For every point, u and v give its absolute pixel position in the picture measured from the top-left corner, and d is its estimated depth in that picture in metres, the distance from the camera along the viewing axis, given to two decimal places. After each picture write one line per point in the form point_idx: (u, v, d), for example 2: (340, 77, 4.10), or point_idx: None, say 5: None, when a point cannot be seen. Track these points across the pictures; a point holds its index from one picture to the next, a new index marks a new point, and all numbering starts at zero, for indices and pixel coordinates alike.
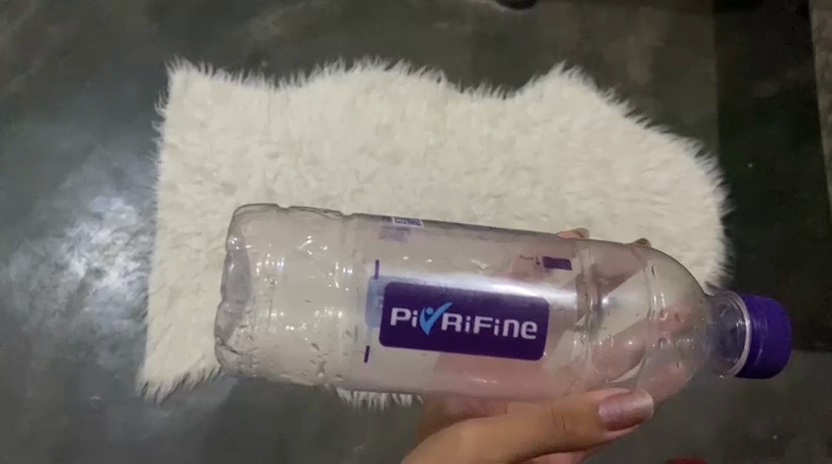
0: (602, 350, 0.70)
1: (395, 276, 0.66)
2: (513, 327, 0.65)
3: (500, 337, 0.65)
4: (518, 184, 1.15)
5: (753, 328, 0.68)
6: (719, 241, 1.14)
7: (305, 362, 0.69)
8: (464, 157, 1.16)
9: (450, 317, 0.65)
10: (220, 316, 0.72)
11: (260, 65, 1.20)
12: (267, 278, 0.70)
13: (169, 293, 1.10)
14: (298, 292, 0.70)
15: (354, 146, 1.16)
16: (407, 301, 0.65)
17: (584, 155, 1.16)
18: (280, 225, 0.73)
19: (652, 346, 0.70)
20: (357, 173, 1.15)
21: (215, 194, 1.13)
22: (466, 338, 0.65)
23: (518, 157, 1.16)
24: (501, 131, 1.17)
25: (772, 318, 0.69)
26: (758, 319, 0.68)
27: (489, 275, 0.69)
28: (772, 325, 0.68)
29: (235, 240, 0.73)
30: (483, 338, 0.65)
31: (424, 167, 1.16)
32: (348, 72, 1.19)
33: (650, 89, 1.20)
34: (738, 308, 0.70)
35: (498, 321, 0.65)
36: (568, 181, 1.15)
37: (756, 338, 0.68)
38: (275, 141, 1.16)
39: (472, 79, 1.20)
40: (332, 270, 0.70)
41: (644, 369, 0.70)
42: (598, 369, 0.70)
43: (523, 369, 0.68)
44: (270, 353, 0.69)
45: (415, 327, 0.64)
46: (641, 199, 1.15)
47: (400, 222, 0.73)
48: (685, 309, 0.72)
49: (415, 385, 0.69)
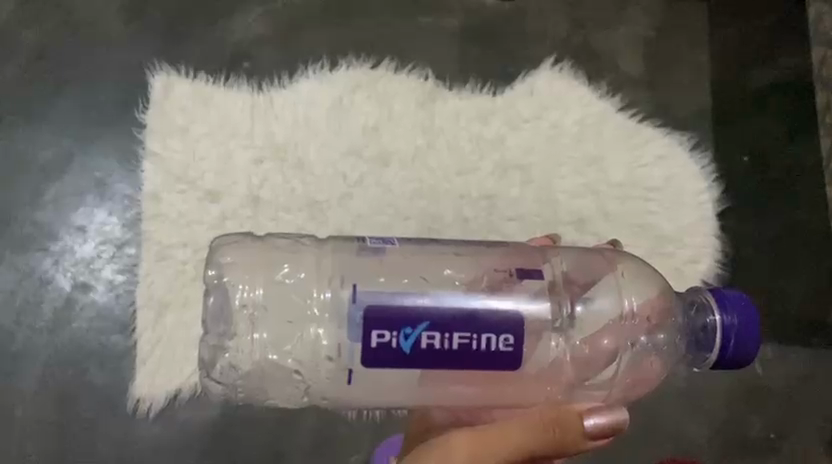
0: (579, 351, 0.68)
1: (372, 296, 0.64)
2: (491, 340, 0.63)
3: (480, 352, 0.63)
4: (509, 184, 1.13)
5: (724, 324, 0.66)
6: (712, 238, 1.12)
7: (289, 386, 0.68)
8: (453, 157, 1.14)
9: (427, 333, 0.63)
10: (203, 347, 0.69)
11: (242, 66, 1.17)
12: (247, 307, 0.68)
13: (157, 307, 1.09)
14: (280, 313, 0.68)
15: (341, 148, 1.14)
16: (385, 322, 0.63)
17: (576, 151, 1.14)
18: (256, 254, 0.71)
19: (627, 345, 0.68)
20: (344, 175, 1.13)
21: (199, 202, 1.11)
22: (445, 353, 0.63)
23: (508, 157, 1.14)
24: (491, 129, 1.15)
25: (742, 311, 0.67)
26: (727, 313, 0.66)
27: (467, 288, 0.67)
28: (743, 319, 0.66)
29: (213, 273, 0.70)
30: (462, 352, 0.63)
31: (412, 168, 1.14)
32: (332, 71, 1.17)
33: (642, 81, 1.18)
34: (707, 303, 0.68)
35: (474, 335, 0.63)
36: (559, 182, 1.13)
37: (728, 333, 0.66)
38: (259, 145, 1.14)
39: (460, 75, 1.17)
40: (306, 294, 0.68)
41: (620, 368, 0.68)
42: (577, 370, 0.68)
43: (506, 378, 0.66)
44: (256, 376, 0.68)
45: (395, 346, 0.63)
46: (634, 196, 1.13)
47: (376, 240, 0.69)
48: (655, 303, 0.69)
49: (400, 399, 0.67)
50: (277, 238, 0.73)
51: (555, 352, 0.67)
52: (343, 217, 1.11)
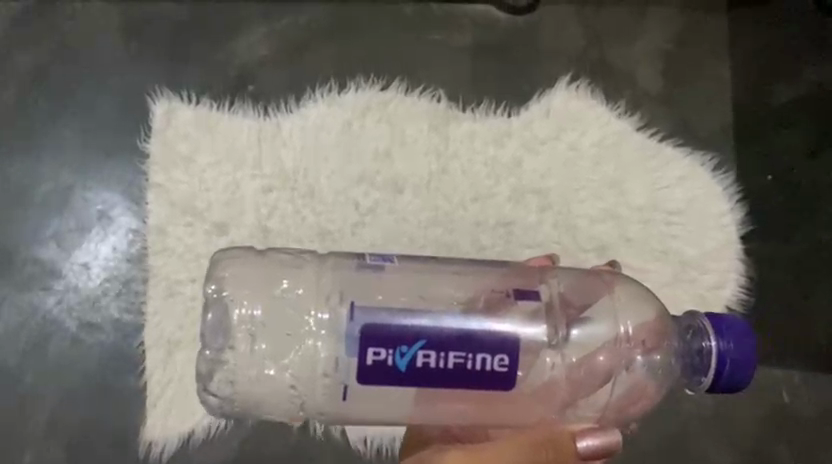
0: (575, 368, 0.68)
1: (370, 315, 0.65)
2: (486, 360, 0.64)
3: (475, 371, 0.64)
4: (527, 210, 1.10)
5: (719, 350, 0.66)
6: (738, 261, 1.09)
7: (283, 402, 0.69)
8: (468, 182, 1.11)
9: (423, 352, 0.64)
10: (201, 361, 0.70)
11: (247, 90, 1.13)
12: (243, 323, 0.69)
13: (167, 346, 1.05)
14: (277, 329, 0.68)
15: (351, 175, 1.10)
16: (382, 339, 0.64)
17: (596, 174, 1.11)
18: (255, 269, 0.72)
19: (623, 364, 0.68)
20: (357, 203, 1.09)
21: (206, 235, 1.07)
22: (440, 371, 0.64)
23: (526, 181, 1.11)
24: (507, 152, 1.11)
25: (738, 337, 0.66)
26: (722, 338, 0.66)
27: (462, 308, 0.67)
28: (739, 345, 0.65)
29: (212, 287, 0.72)
30: (455, 371, 0.64)
31: (427, 194, 1.10)
32: (341, 94, 1.12)
33: (662, 98, 1.14)
34: (702, 328, 0.68)
35: (468, 354, 0.64)
36: (579, 208, 1.10)
37: (723, 359, 0.65)
38: (268, 173, 1.10)
39: (473, 95, 1.14)
40: (303, 314, 0.68)
41: (617, 387, 0.68)
42: (573, 388, 0.68)
43: (499, 396, 0.66)
44: (252, 390, 0.68)
45: (391, 364, 0.64)
46: (656, 219, 1.10)
47: (375, 258, 0.71)
48: (651, 324, 0.69)
49: (395, 415, 0.68)
50: (281, 255, 0.74)
51: (549, 369, 0.67)
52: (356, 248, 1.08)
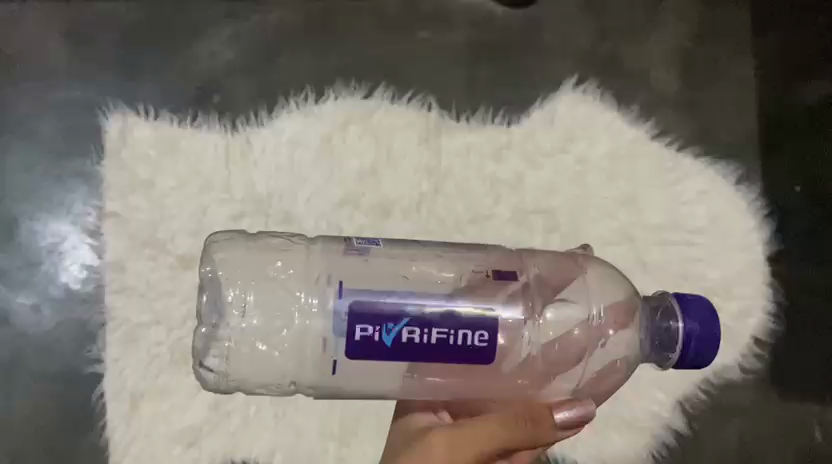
0: (551, 346, 0.67)
1: (358, 292, 0.64)
2: (467, 336, 0.62)
3: (458, 347, 0.62)
4: (533, 232, 0.98)
5: (690, 331, 0.66)
6: (765, 286, 1.00)
7: (278, 377, 0.68)
8: (465, 202, 0.99)
9: (407, 329, 0.62)
10: (198, 337, 0.71)
11: (212, 101, 1.00)
12: (235, 309, 0.68)
13: (130, 398, 0.94)
14: (271, 307, 0.68)
15: (334, 196, 0.98)
16: (371, 316, 0.62)
17: (607, 191, 1.00)
18: (246, 252, 0.71)
19: (597, 342, 0.67)
20: (340, 229, 0.96)
21: (171, 271, 0.95)
22: (428, 348, 0.62)
23: (529, 200, 0.99)
24: (507, 168, 1.00)
25: (706, 318, 0.66)
26: (690, 320, 0.66)
27: (448, 287, 0.66)
28: (706, 325, 0.66)
29: (208, 267, 0.71)
30: (441, 348, 0.62)
31: (419, 217, 0.98)
32: (318, 103, 1.00)
33: (677, 102, 1.05)
34: (671, 308, 0.68)
35: (453, 330, 0.62)
36: (590, 230, 0.99)
37: (693, 340, 0.65)
38: (239, 198, 0.97)
39: (468, 103, 1.02)
40: (292, 296, 0.67)
41: (590, 364, 0.67)
42: (549, 365, 0.67)
43: (484, 370, 0.65)
44: (244, 364, 0.68)
45: (378, 340, 0.62)
46: (676, 241, 1.00)
47: (362, 242, 0.69)
48: (619, 303, 0.69)
49: (383, 388, 0.67)
50: (274, 239, 0.73)
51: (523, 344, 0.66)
52: None
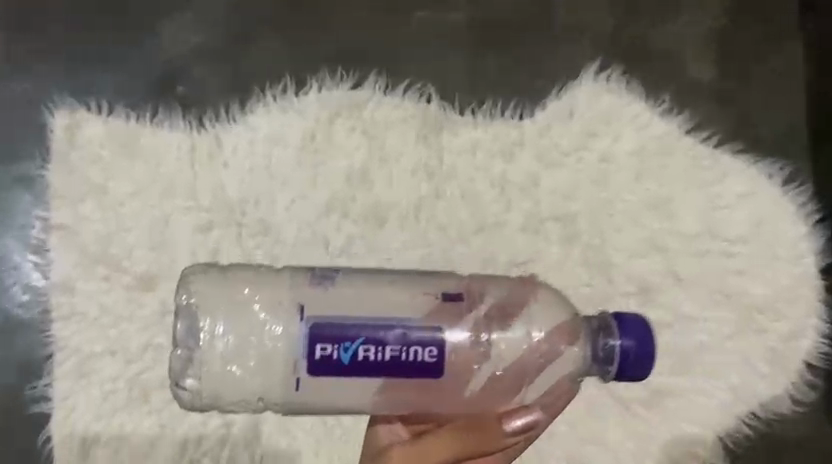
0: (499, 369, 0.62)
1: (320, 314, 0.60)
2: (419, 351, 0.59)
3: (411, 362, 0.59)
4: (549, 243, 0.85)
5: (623, 347, 0.61)
6: (819, 303, 0.87)
7: (251, 397, 0.63)
8: (469, 209, 0.85)
9: (363, 348, 0.58)
10: (171, 358, 0.64)
11: (174, 93, 0.86)
12: (206, 336, 0.62)
13: (82, 441, 0.81)
14: (241, 329, 0.62)
15: (318, 204, 0.85)
16: (328, 332, 0.59)
17: (635, 193, 0.87)
18: (223, 282, 0.65)
19: (547, 364, 0.62)
20: (326, 242, 0.84)
21: (128, 293, 0.83)
22: (381, 366, 0.59)
23: (545, 206, 0.86)
24: (519, 168, 0.86)
25: (640, 336, 0.61)
26: (624, 336, 0.61)
27: (397, 311, 0.61)
28: (639, 342, 0.61)
29: (183, 296, 0.65)
30: (394, 365, 0.59)
31: (416, 227, 0.85)
32: (299, 95, 0.86)
33: (715, 90, 0.90)
34: (608, 324, 0.63)
35: (405, 346, 0.59)
36: (615, 239, 0.86)
37: (627, 358, 0.61)
38: (207, 208, 0.84)
39: (473, 94, 0.88)
40: (253, 317, 0.62)
41: (539, 384, 0.63)
42: (497, 388, 0.62)
43: (444, 389, 0.61)
44: (216, 384, 0.62)
45: (333, 359, 0.58)
46: (714, 251, 0.87)
47: (320, 271, 0.64)
48: (564, 324, 0.63)
49: (357, 403, 0.62)
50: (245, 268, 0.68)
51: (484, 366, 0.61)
52: None
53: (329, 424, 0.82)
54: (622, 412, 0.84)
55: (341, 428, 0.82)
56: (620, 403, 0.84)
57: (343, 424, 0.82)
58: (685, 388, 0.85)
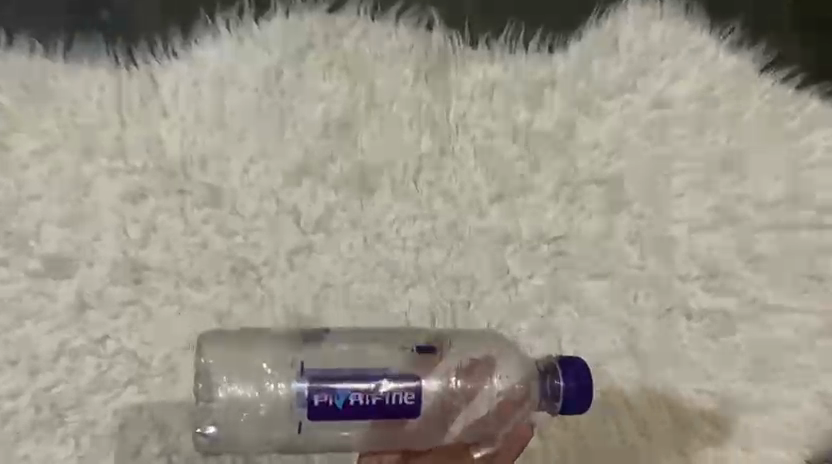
0: (471, 417, 0.56)
1: (316, 370, 0.55)
2: (402, 396, 0.53)
3: (395, 406, 0.53)
4: (590, 212, 0.65)
5: (565, 392, 0.54)
6: None
7: (266, 443, 0.58)
8: (483, 170, 0.65)
9: (354, 396, 0.52)
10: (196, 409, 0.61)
11: (95, 20, 0.65)
12: (223, 388, 0.59)
13: None
14: (245, 372, 0.58)
15: (285, 164, 0.65)
16: (320, 382, 0.53)
17: (701, 148, 0.66)
18: (236, 343, 0.61)
19: (519, 409, 0.56)
20: (296, 214, 0.65)
21: (35, 283, 0.63)
22: (370, 411, 0.53)
23: (582, 164, 0.66)
24: (548, 116, 0.66)
25: (576, 377, 0.54)
26: (564, 379, 0.54)
27: (388, 358, 0.57)
28: (581, 386, 0.54)
29: (204, 358, 0.62)
30: (383, 407, 0.53)
31: (414, 195, 0.65)
32: (259, 21, 0.65)
33: (801, 14, 0.69)
34: (553, 364, 0.55)
35: (393, 389, 0.53)
36: (675, 207, 0.66)
37: (572, 403, 0.54)
38: (140, 170, 0.64)
39: (487, 21, 0.67)
40: (259, 371, 0.57)
41: (511, 431, 0.57)
42: (468, 435, 0.56)
43: (420, 438, 0.56)
44: (234, 429, 0.58)
45: (328, 405, 0.53)
46: (803, 223, 0.67)
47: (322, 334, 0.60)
48: (529, 372, 0.58)
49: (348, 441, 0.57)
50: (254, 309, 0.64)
51: (470, 413, 0.56)
52: (297, 288, 0.65)
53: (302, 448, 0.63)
54: (686, 432, 0.64)
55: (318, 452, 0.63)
56: (683, 421, 0.65)
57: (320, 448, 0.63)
58: (765, 399, 0.65)
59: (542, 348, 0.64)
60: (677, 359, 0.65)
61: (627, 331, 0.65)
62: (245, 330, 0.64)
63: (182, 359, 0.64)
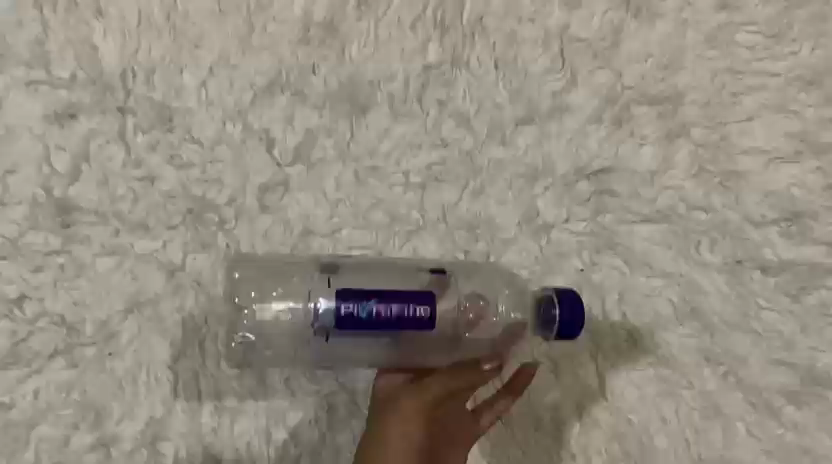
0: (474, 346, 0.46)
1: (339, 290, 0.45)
2: (421, 309, 0.42)
3: (413, 320, 0.42)
4: (640, 139, 0.52)
5: (559, 318, 0.44)
6: None
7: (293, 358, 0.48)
8: (505, 84, 0.51)
9: (380, 309, 0.41)
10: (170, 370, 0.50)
11: None
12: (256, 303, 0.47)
13: None
14: (276, 281, 0.47)
15: (253, 77, 0.51)
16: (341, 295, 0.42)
17: (780, 61, 0.52)
18: (272, 255, 0.50)
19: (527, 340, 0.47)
20: (268, 140, 0.51)
21: None
22: (395, 323, 0.42)
23: (631, 80, 0.52)
24: (588, 19, 0.52)
25: (573, 303, 0.44)
26: (559, 304, 0.44)
27: (402, 282, 0.46)
28: (577, 313, 0.44)
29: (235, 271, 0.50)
30: (407, 318, 0.42)
31: (419, 115, 0.51)
32: None
33: None
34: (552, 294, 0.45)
35: (412, 299, 0.42)
36: (744, 134, 0.52)
37: (568, 331, 0.44)
38: (67, 84, 0.50)
39: None
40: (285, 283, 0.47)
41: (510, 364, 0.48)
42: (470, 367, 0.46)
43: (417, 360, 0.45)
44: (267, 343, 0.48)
45: (347, 318, 0.42)
46: None
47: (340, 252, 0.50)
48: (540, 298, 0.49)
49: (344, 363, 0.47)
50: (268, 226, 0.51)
51: (475, 339, 0.45)
52: (269, 233, 0.51)
53: (277, 413, 0.50)
54: (761, 415, 0.50)
55: (298, 423, 0.50)
56: (759, 403, 0.50)
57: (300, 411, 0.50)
58: None
59: None
60: (750, 324, 0.51)
61: (688, 289, 0.51)
62: (203, 290, 0.50)
63: (123, 326, 0.50)
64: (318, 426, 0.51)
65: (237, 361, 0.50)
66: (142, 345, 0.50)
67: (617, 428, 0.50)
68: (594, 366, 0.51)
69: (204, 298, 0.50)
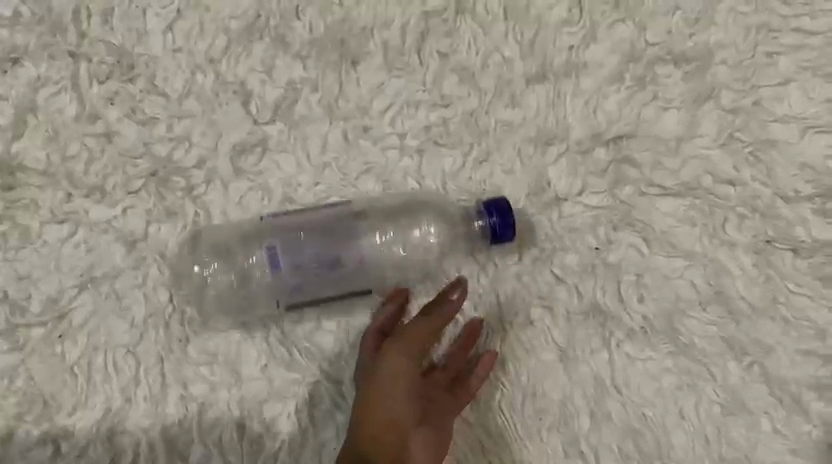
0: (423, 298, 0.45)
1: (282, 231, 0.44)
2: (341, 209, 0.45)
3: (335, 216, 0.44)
4: (664, 103, 0.46)
5: (493, 226, 0.43)
6: None
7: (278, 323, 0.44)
8: (512, 37, 0.46)
9: (309, 236, 0.44)
10: (128, 354, 0.43)
11: None
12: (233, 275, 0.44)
13: None
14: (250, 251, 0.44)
15: (229, 22, 0.45)
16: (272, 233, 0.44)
17: (821, 18, 0.46)
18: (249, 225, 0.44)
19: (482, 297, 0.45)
20: (245, 93, 0.45)
21: None
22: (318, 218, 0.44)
23: (655, 36, 0.46)
24: None
25: (501, 209, 0.43)
26: (488, 215, 0.43)
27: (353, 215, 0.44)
28: (508, 217, 0.43)
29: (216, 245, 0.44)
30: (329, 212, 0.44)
31: (416, 68, 0.46)
32: None
33: None
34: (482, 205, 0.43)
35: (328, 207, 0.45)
36: (778, 99, 0.46)
37: (503, 235, 0.43)
38: (12, 26, 0.44)
39: None
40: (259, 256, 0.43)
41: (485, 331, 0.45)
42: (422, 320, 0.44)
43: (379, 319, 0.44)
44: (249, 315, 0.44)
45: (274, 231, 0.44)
46: None
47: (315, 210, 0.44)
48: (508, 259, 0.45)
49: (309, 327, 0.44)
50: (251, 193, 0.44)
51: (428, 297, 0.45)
52: (246, 200, 0.44)
53: (250, 408, 0.44)
54: (789, 411, 0.45)
55: (273, 419, 0.44)
56: (786, 398, 0.45)
57: (276, 407, 0.44)
58: None
59: (588, 292, 0.45)
60: (778, 311, 0.46)
61: (713, 270, 0.46)
62: (167, 265, 0.44)
63: (76, 303, 0.43)
64: (298, 419, 0.44)
65: (205, 346, 0.44)
66: (98, 325, 0.43)
67: (629, 423, 0.45)
68: (606, 355, 0.45)
69: (171, 274, 0.44)
